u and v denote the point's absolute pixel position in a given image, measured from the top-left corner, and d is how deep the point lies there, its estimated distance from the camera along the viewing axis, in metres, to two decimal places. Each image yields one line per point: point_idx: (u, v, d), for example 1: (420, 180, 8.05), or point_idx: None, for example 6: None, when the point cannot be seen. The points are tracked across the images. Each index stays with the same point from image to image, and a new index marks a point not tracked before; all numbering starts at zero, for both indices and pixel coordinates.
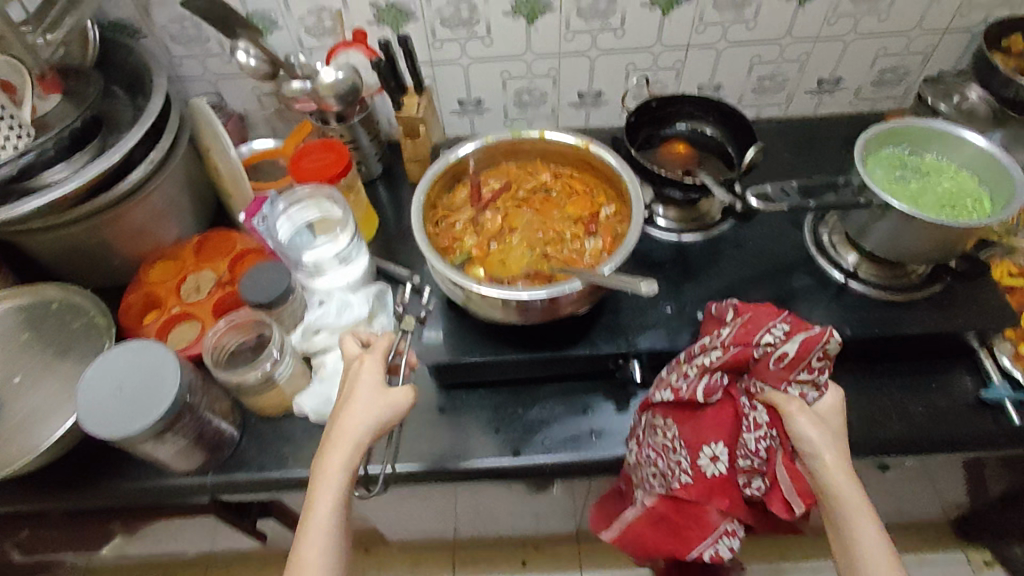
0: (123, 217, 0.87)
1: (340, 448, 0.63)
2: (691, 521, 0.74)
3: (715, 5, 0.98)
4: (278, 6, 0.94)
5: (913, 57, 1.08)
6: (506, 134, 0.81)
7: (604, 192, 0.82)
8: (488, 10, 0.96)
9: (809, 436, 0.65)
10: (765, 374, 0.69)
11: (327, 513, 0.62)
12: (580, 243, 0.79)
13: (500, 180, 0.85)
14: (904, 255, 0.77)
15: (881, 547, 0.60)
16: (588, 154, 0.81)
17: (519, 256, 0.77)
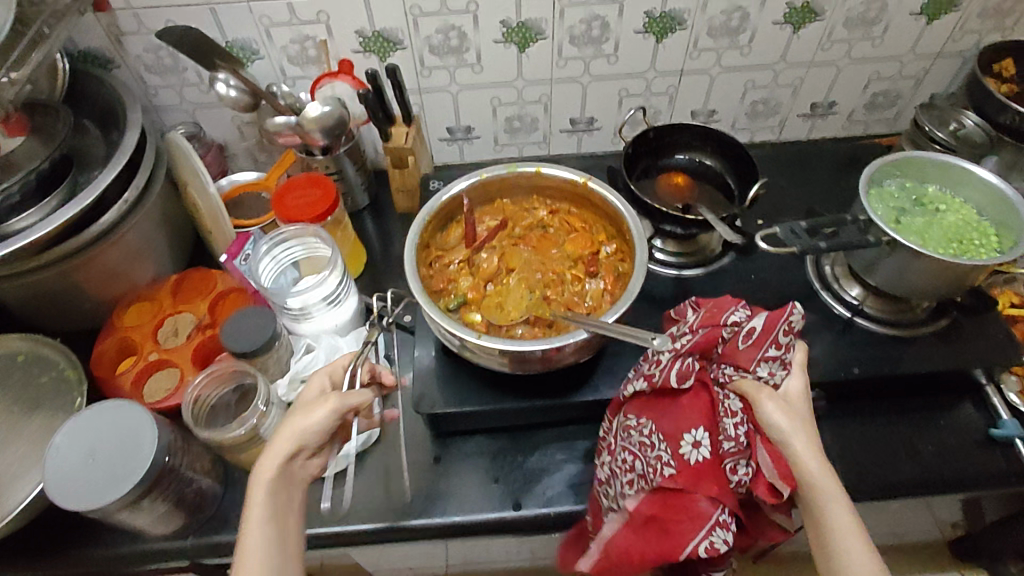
0: (96, 260, 0.83)
1: (271, 448, 0.63)
2: (680, 515, 0.63)
3: (709, 31, 0.96)
4: (259, 35, 0.90)
5: (906, 81, 1.07)
6: (501, 170, 0.79)
7: (604, 229, 0.80)
8: (479, 37, 0.93)
9: (781, 418, 0.62)
10: (732, 358, 0.66)
11: (261, 518, 0.60)
12: (580, 285, 0.76)
13: (496, 216, 0.82)
14: (912, 292, 0.76)
15: (855, 532, 0.60)
16: (587, 191, 0.78)
17: (518, 299, 0.74)
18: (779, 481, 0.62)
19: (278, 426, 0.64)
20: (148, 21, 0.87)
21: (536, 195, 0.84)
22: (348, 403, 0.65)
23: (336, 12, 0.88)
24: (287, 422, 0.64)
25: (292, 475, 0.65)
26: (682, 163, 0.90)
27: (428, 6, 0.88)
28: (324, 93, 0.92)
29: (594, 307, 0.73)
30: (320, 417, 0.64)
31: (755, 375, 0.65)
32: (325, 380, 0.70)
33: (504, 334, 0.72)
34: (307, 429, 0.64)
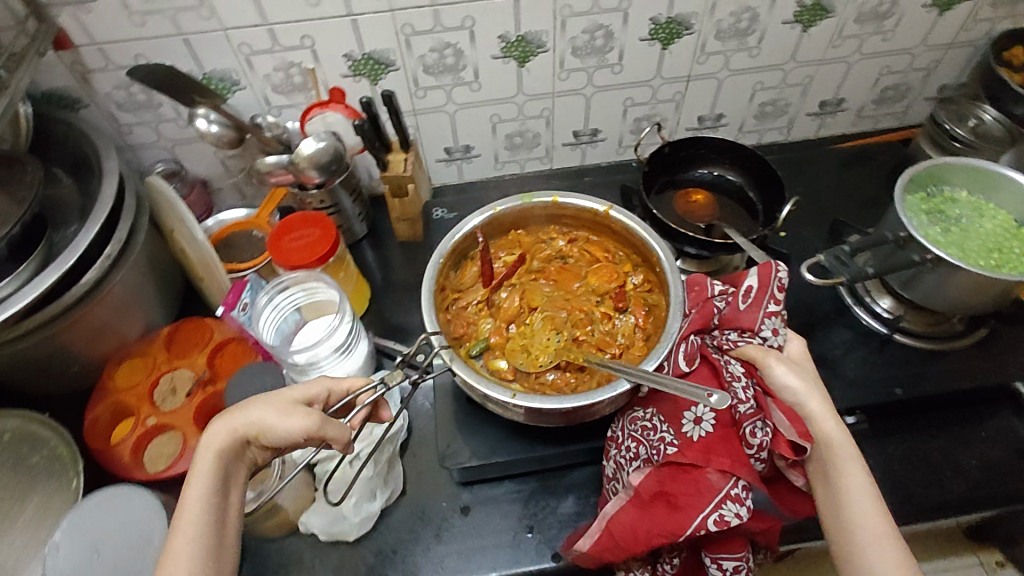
0: (81, 322, 0.76)
1: (231, 425, 0.56)
2: (687, 488, 0.60)
3: (718, 34, 0.91)
4: (240, 65, 0.83)
5: (915, 74, 1.04)
6: (515, 201, 0.76)
7: (628, 257, 0.77)
8: (476, 54, 0.87)
9: (794, 380, 0.60)
10: (733, 323, 0.65)
11: (202, 491, 0.53)
12: (611, 320, 0.73)
13: (511, 250, 0.79)
14: (957, 306, 0.73)
15: (869, 494, 0.55)
16: (610, 220, 0.75)
17: (545, 342, 0.70)
18: (799, 439, 0.59)
19: (249, 404, 0.58)
20: (116, 56, 0.79)
21: (552, 225, 0.80)
22: (327, 431, 0.57)
23: (322, 36, 0.81)
24: (255, 405, 0.57)
25: (238, 462, 0.58)
26: (702, 177, 0.87)
27: (421, 24, 0.82)
28: (316, 124, 0.87)
29: (628, 345, 0.70)
30: (287, 427, 0.56)
31: (757, 341, 0.64)
32: (318, 392, 0.62)
33: (535, 381, 0.68)
34: (272, 432, 0.56)
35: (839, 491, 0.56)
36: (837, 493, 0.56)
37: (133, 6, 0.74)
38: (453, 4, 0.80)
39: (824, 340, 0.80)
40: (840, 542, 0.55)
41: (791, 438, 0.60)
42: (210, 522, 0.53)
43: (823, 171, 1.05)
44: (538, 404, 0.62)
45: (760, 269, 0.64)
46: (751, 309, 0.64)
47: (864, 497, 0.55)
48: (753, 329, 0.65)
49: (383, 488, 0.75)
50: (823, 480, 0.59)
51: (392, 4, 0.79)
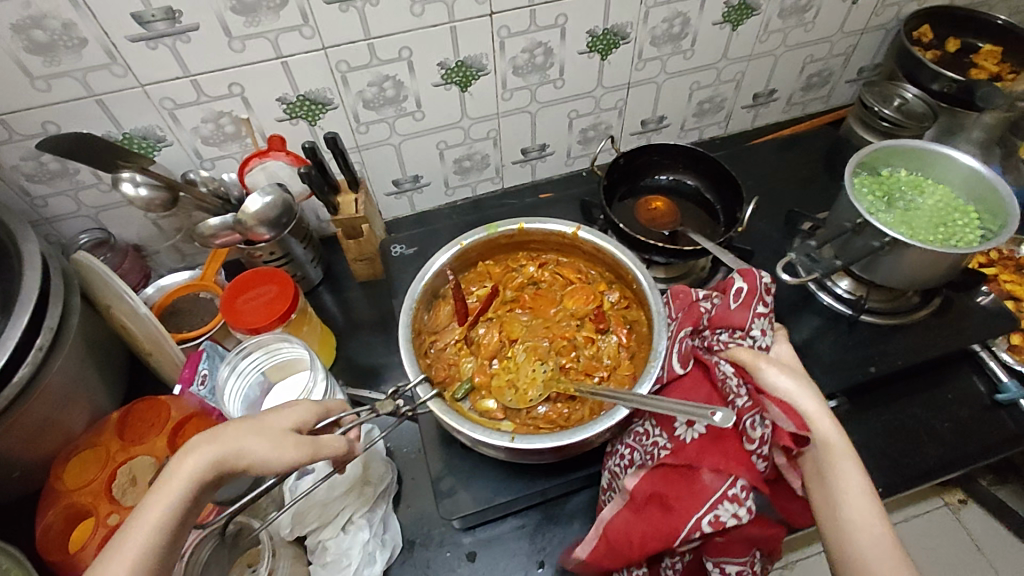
0: (17, 424, 0.68)
1: (215, 450, 0.49)
2: (681, 491, 0.60)
3: (653, 41, 0.92)
4: (163, 120, 0.77)
5: (837, 60, 1.08)
6: (481, 233, 0.74)
7: (601, 275, 0.77)
8: (416, 83, 0.84)
9: (786, 381, 0.60)
10: (722, 322, 0.66)
11: (162, 521, 0.46)
12: (596, 344, 0.72)
13: (483, 283, 0.77)
14: (917, 282, 0.75)
15: (865, 492, 0.55)
16: (579, 241, 0.74)
17: (531, 374, 0.69)
18: (798, 431, 0.57)
19: (236, 431, 0.51)
20: (20, 126, 0.72)
21: (521, 251, 0.79)
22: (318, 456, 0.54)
23: (252, 82, 0.76)
24: (246, 433, 0.51)
25: (207, 495, 0.50)
26: (660, 182, 0.88)
27: (356, 60, 0.78)
28: (257, 175, 0.82)
29: (615, 366, 0.70)
30: (280, 458, 0.51)
31: (747, 341, 0.64)
32: (305, 418, 0.57)
33: (527, 417, 0.67)
34: (261, 464, 0.51)
35: (835, 492, 0.56)
36: (834, 491, 0.56)
37: (34, 71, 0.67)
38: (388, 36, 0.77)
39: (794, 328, 0.82)
40: (838, 540, 0.55)
41: (789, 430, 0.57)
42: (161, 552, 0.46)
43: (765, 160, 1.09)
44: (539, 444, 0.60)
45: (746, 273, 0.66)
46: (740, 308, 0.65)
47: (859, 493, 0.55)
48: (743, 328, 0.65)
49: (383, 549, 0.71)
50: (817, 479, 0.58)
51: (323, 42, 0.75)
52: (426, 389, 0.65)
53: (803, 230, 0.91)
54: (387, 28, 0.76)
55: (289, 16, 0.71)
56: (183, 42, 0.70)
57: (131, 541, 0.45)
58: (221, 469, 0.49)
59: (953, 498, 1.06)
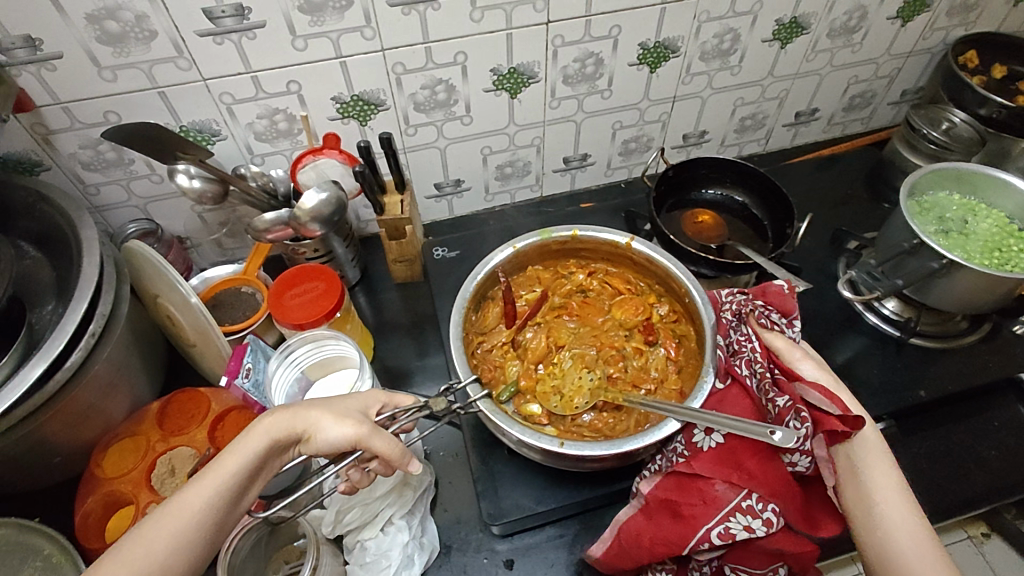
0: (67, 407, 0.68)
1: (285, 416, 0.54)
2: (693, 499, 0.59)
3: (702, 55, 0.92)
4: (220, 114, 0.78)
5: (880, 81, 1.08)
6: (535, 237, 0.76)
7: (651, 288, 0.77)
8: (468, 88, 0.85)
9: (822, 375, 0.60)
10: (774, 300, 0.66)
11: (231, 471, 0.50)
12: (644, 357, 0.72)
13: (531, 287, 0.78)
14: (968, 307, 0.74)
15: (901, 490, 0.53)
16: (632, 252, 0.75)
17: (577, 382, 0.68)
18: (843, 414, 0.55)
19: (308, 405, 0.56)
20: (82, 114, 0.73)
21: (571, 259, 0.80)
22: (375, 442, 0.55)
23: (310, 80, 0.77)
24: (313, 408, 0.56)
25: (272, 463, 0.54)
26: (707, 196, 0.89)
27: (412, 62, 0.79)
28: (308, 172, 0.83)
29: (662, 379, 0.70)
30: (338, 430, 0.54)
31: (789, 328, 0.65)
32: (372, 402, 0.60)
33: (572, 424, 0.67)
34: (323, 435, 0.54)
35: (868, 491, 0.53)
36: (867, 486, 0.53)
37: (102, 61, 0.68)
38: (445, 40, 0.78)
39: (838, 347, 0.82)
40: (873, 537, 0.52)
41: (836, 413, 0.55)
42: (230, 492, 0.50)
43: (806, 179, 1.08)
44: (589, 452, 0.59)
45: (765, 283, 0.68)
46: (792, 293, 0.66)
47: (894, 491, 0.53)
48: (786, 313, 0.66)
49: (421, 553, 0.70)
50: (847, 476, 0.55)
51: (383, 44, 0.76)
52: (477, 389, 0.65)
53: (848, 249, 0.91)
54: (446, 33, 0.77)
55: (353, 16, 0.72)
56: (249, 38, 0.71)
57: (206, 476, 0.49)
58: (288, 430, 0.54)
59: (976, 532, 1.02)
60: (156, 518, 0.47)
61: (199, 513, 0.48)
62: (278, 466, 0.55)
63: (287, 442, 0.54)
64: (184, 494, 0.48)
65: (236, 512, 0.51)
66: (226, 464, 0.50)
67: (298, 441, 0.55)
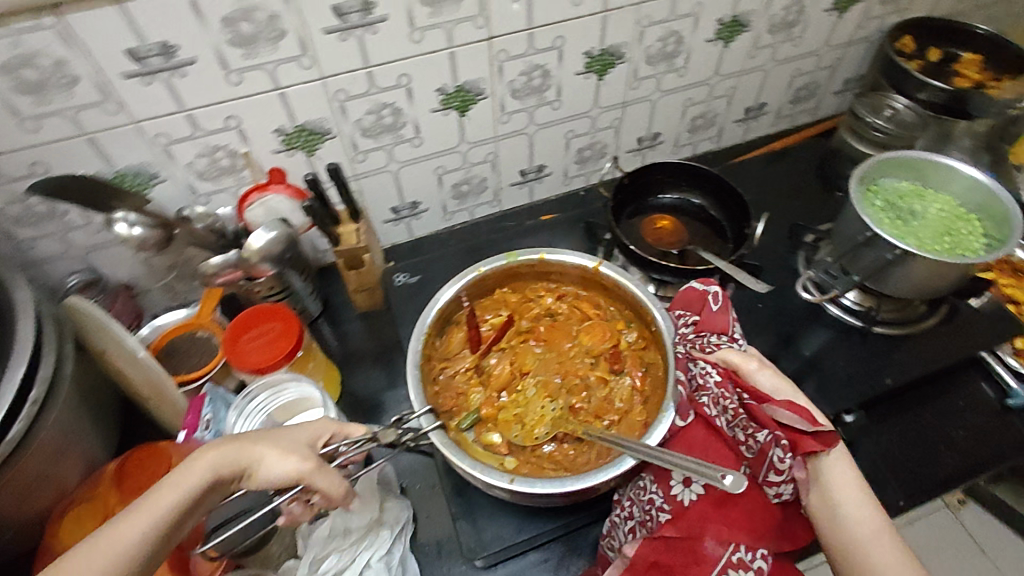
0: (14, 479, 0.64)
1: (226, 448, 0.52)
2: (684, 560, 0.57)
3: (647, 60, 0.92)
4: (157, 156, 0.75)
5: (823, 72, 1.10)
6: (501, 260, 0.75)
7: (620, 313, 0.76)
8: (415, 109, 0.83)
9: (780, 382, 0.61)
10: (707, 326, 0.68)
11: (166, 505, 0.48)
12: (607, 388, 0.71)
13: (497, 311, 0.78)
14: (924, 293, 0.76)
15: (861, 492, 0.54)
16: (601, 276, 0.75)
17: (540, 411, 0.69)
18: (814, 427, 0.56)
19: (253, 438, 0.54)
20: (5, 168, 0.69)
21: (541, 281, 0.79)
22: (318, 479, 0.54)
23: (249, 114, 0.74)
24: (256, 442, 0.54)
25: (213, 499, 0.52)
26: (665, 202, 0.89)
27: (355, 88, 0.77)
28: (256, 210, 0.80)
29: (626, 411, 0.69)
30: (282, 465, 0.53)
31: (733, 344, 0.66)
32: (320, 432, 0.59)
33: (531, 454, 0.67)
34: (266, 471, 0.53)
35: (843, 517, 0.54)
36: (832, 494, 0.55)
37: (23, 111, 0.65)
38: (388, 63, 0.76)
39: (803, 342, 0.83)
40: (843, 544, 0.53)
41: (807, 431, 0.56)
42: (164, 528, 0.48)
43: (760, 174, 1.09)
44: (541, 489, 0.59)
45: (695, 292, 0.72)
46: (724, 311, 0.69)
47: (856, 493, 0.54)
48: (725, 332, 0.68)
49: None
50: (813, 484, 0.56)
51: (321, 72, 0.73)
52: (429, 420, 0.65)
53: (806, 243, 0.92)
54: (387, 55, 0.75)
55: (287, 46, 0.69)
56: (180, 76, 0.68)
57: (140, 511, 0.47)
58: (232, 466, 0.52)
59: None
60: (82, 551, 0.45)
61: (130, 551, 0.46)
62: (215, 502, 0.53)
63: (228, 479, 0.52)
64: (115, 529, 0.46)
65: (167, 549, 0.49)
66: (162, 499, 0.48)
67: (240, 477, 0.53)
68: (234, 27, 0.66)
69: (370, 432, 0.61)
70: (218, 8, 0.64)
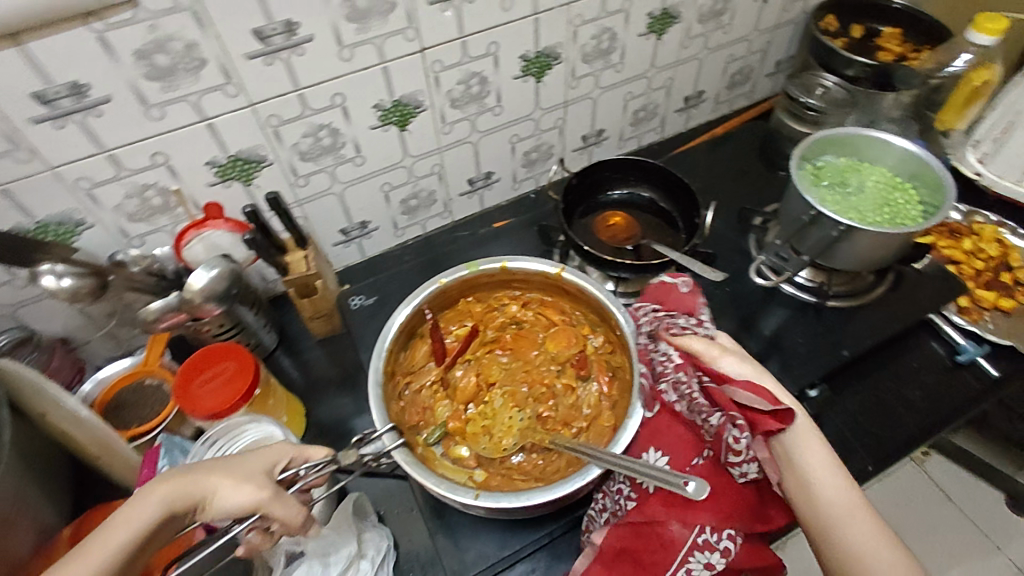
0: None
1: (177, 485, 0.51)
2: (650, 545, 0.58)
3: (584, 58, 0.92)
4: (81, 201, 0.70)
5: (755, 56, 1.12)
6: (463, 271, 0.74)
7: (586, 318, 0.76)
8: (353, 128, 0.81)
9: (746, 369, 0.61)
10: (675, 305, 0.68)
11: (116, 547, 0.48)
12: (574, 395, 0.71)
13: (462, 321, 0.77)
14: (869, 264, 0.78)
15: (833, 468, 0.55)
16: (563, 282, 0.74)
17: (508, 422, 0.69)
18: (774, 407, 0.56)
19: (207, 469, 0.53)
20: None
21: (505, 289, 0.78)
22: (275, 509, 0.52)
23: (177, 148, 0.71)
24: (209, 475, 0.53)
25: (166, 532, 0.52)
26: (615, 198, 0.90)
27: (287, 113, 0.74)
28: (195, 247, 0.78)
29: (594, 417, 0.69)
30: (236, 498, 0.52)
31: (699, 327, 0.65)
32: (277, 458, 0.57)
33: (501, 466, 0.67)
34: (220, 503, 0.52)
35: (816, 493, 0.54)
36: (805, 472, 0.55)
37: None
38: (319, 84, 0.73)
39: (762, 322, 0.85)
40: (818, 521, 0.54)
41: (767, 410, 0.56)
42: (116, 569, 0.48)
43: (705, 160, 1.11)
44: (505, 503, 0.58)
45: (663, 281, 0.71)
46: (692, 294, 0.68)
47: (828, 470, 0.55)
48: (693, 314, 0.67)
49: None
50: (785, 464, 0.57)
51: (250, 98, 0.70)
52: (393, 437, 0.63)
53: (754, 225, 0.94)
54: (317, 76, 0.72)
55: (210, 75, 0.66)
56: (95, 116, 0.64)
57: (89, 555, 0.47)
58: (184, 500, 0.51)
59: None
60: None
61: None
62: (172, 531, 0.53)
63: (182, 514, 0.52)
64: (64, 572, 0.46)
65: None
66: (105, 546, 0.47)
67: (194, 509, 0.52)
68: (148, 60, 0.62)
69: (331, 455, 0.59)
70: (129, 41, 0.60)
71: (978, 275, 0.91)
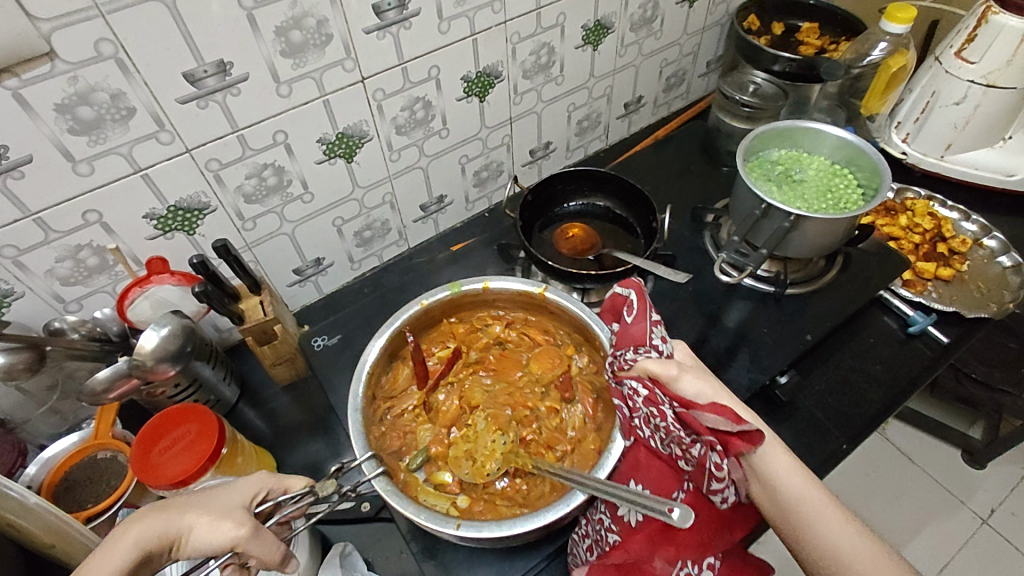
0: None
1: (152, 521, 0.51)
2: None
3: (524, 74, 0.92)
4: (7, 270, 0.65)
5: (687, 58, 1.16)
6: (446, 290, 0.76)
7: (569, 337, 0.77)
8: (298, 165, 0.78)
9: (702, 387, 0.59)
10: (626, 341, 0.64)
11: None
12: (559, 418, 0.70)
13: (445, 342, 0.77)
14: (818, 251, 0.80)
15: (799, 475, 0.55)
16: (547, 301, 0.75)
17: (489, 446, 0.66)
18: (738, 426, 0.54)
19: (184, 506, 0.53)
20: None
21: (489, 309, 0.79)
22: (253, 547, 0.51)
23: (110, 204, 0.67)
24: (187, 509, 0.52)
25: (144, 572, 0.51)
26: (572, 210, 0.91)
27: (227, 155, 0.71)
28: (140, 304, 0.73)
29: (580, 439, 0.68)
30: (211, 535, 0.51)
31: (652, 352, 0.62)
32: (256, 490, 0.56)
33: (484, 491, 0.65)
34: (197, 540, 0.51)
35: (786, 504, 0.54)
36: (773, 484, 0.55)
37: None
38: (258, 124, 0.71)
39: (726, 316, 0.86)
40: (796, 530, 0.54)
41: (734, 432, 0.54)
42: None
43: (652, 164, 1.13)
44: (486, 533, 0.57)
45: (613, 299, 0.69)
46: (640, 318, 0.65)
47: (795, 477, 0.54)
48: (644, 343, 0.63)
49: None
50: (753, 478, 0.56)
51: (185, 144, 0.67)
52: (372, 466, 0.62)
53: (708, 223, 0.96)
54: (254, 115, 0.70)
55: (140, 124, 0.63)
56: (15, 177, 0.59)
57: None
58: (159, 538, 0.51)
59: None
60: None
61: None
62: (155, 569, 0.52)
63: (159, 551, 0.51)
64: None
65: None
66: None
67: (172, 547, 0.52)
68: (71, 114, 0.58)
69: (309, 486, 0.56)
70: (47, 96, 0.56)
71: (917, 248, 0.97)
